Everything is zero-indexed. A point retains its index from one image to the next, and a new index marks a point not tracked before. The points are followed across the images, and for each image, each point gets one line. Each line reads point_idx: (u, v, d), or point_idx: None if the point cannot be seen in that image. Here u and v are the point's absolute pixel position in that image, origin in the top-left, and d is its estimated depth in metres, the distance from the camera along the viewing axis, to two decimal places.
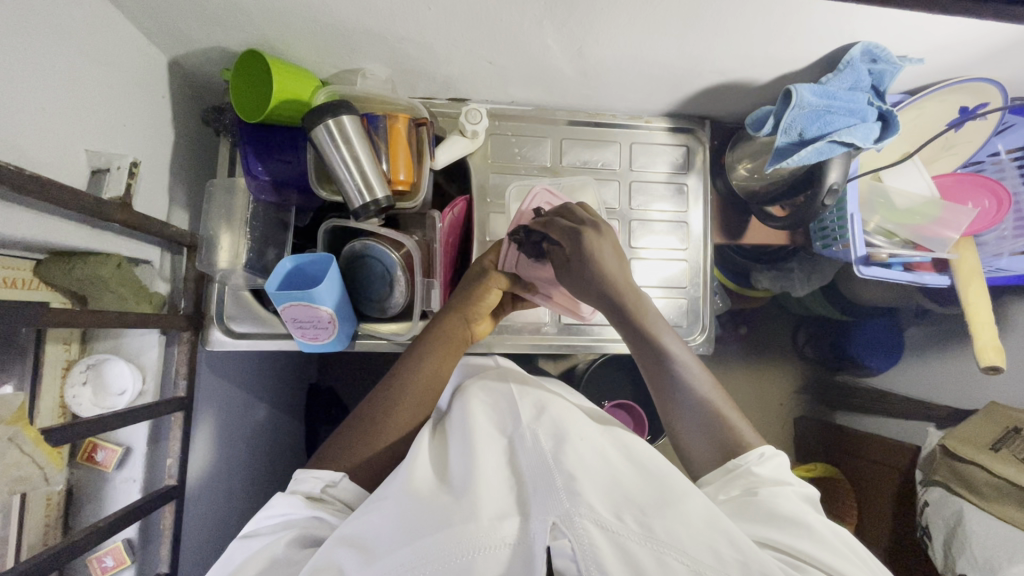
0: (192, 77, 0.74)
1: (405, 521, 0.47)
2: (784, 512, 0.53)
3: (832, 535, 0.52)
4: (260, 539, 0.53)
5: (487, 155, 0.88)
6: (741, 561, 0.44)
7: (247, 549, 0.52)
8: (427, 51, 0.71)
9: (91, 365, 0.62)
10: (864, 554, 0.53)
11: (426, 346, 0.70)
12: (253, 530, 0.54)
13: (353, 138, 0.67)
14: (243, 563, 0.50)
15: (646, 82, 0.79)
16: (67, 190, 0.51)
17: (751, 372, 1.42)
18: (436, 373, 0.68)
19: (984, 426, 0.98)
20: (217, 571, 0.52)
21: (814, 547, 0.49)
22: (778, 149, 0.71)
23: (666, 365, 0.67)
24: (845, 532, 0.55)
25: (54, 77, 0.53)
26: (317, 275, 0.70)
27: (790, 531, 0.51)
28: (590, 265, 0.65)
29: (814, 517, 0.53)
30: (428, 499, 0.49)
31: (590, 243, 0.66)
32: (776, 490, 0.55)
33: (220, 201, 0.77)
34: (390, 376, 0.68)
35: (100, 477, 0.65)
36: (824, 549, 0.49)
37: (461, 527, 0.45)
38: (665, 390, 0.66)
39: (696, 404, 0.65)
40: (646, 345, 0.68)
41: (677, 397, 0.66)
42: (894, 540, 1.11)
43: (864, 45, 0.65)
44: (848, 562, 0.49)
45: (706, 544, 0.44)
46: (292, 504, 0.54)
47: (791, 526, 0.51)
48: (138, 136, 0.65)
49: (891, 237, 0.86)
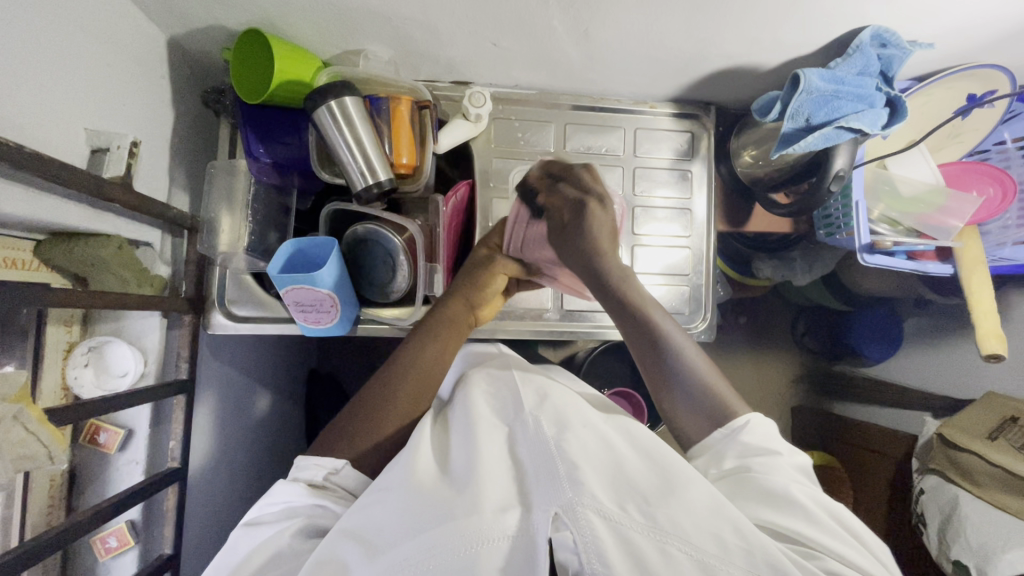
0: (192, 57, 0.73)
1: (408, 514, 0.47)
2: (777, 488, 0.52)
3: (827, 513, 0.51)
4: (264, 529, 0.53)
5: (490, 139, 0.87)
6: (745, 550, 0.44)
7: (253, 539, 0.52)
8: (431, 32, 0.69)
9: (93, 348, 0.62)
10: (859, 529, 0.52)
11: (429, 330, 0.70)
12: (257, 517, 0.54)
13: (355, 120, 0.66)
14: (249, 555, 0.51)
15: (652, 66, 0.78)
16: (68, 169, 0.50)
17: (749, 361, 1.44)
18: (442, 356, 0.68)
19: (981, 415, 0.98)
20: (223, 556, 0.53)
21: (810, 530, 0.49)
22: (784, 135, 0.70)
23: (662, 351, 0.66)
24: (842, 505, 0.54)
25: (52, 53, 0.52)
26: (318, 258, 0.69)
27: (786, 512, 0.50)
28: (585, 233, 0.73)
29: (808, 495, 0.52)
30: (431, 492, 0.49)
31: (593, 214, 0.73)
32: (769, 464, 0.55)
33: (221, 184, 0.75)
34: (391, 361, 0.67)
35: (101, 460, 0.65)
36: (820, 531, 0.49)
37: (464, 521, 0.45)
38: (663, 377, 0.65)
39: (695, 385, 0.63)
40: (640, 326, 0.68)
41: (674, 381, 0.64)
42: (887, 526, 1.12)
43: (874, 29, 0.64)
44: (847, 543, 0.48)
45: (710, 533, 0.45)
46: (294, 492, 0.55)
47: (788, 506, 0.50)
48: (138, 116, 0.65)
49: (895, 225, 0.85)
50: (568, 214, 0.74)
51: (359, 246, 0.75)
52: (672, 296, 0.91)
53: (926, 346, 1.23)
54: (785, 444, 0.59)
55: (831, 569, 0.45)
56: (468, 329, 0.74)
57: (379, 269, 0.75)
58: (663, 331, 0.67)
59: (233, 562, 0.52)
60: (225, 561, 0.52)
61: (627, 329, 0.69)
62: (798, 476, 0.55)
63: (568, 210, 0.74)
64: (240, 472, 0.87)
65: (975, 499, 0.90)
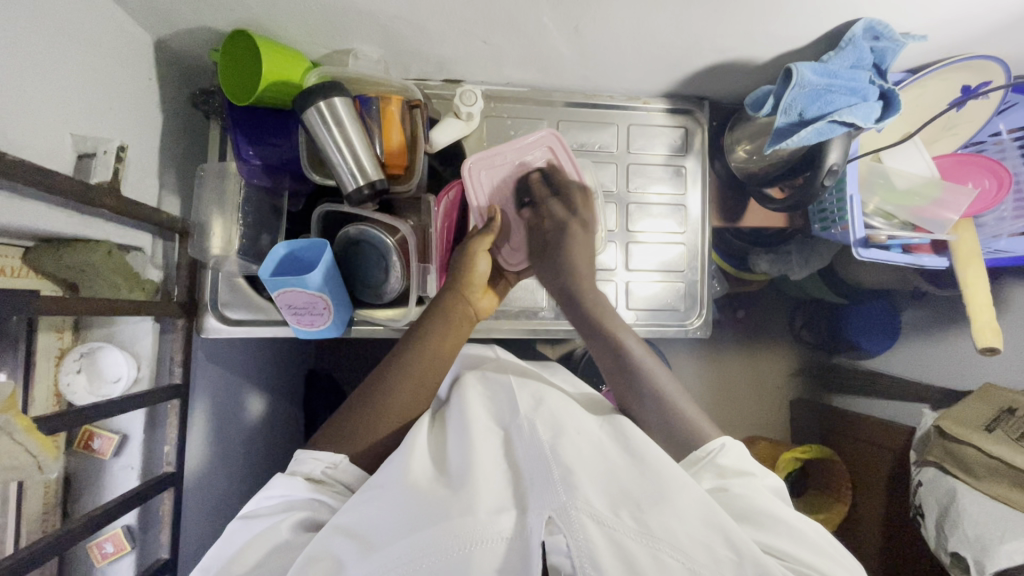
0: (179, 59, 0.72)
1: (402, 515, 0.47)
2: (765, 508, 0.53)
3: (811, 531, 0.53)
4: (261, 520, 0.53)
5: (482, 138, 0.87)
6: (735, 561, 0.44)
7: (249, 530, 0.52)
8: (420, 30, 0.69)
9: (85, 354, 0.62)
10: (838, 546, 0.54)
11: (429, 319, 0.69)
12: (254, 510, 0.55)
13: (345, 120, 0.66)
14: (246, 545, 0.51)
15: (645, 61, 0.77)
16: (53, 176, 0.49)
17: (747, 356, 1.44)
18: (441, 348, 0.67)
19: (978, 407, 0.98)
20: (214, 551, 0.52)
21: (794, 548, 0.50)
22: (777, 130, 0.70)
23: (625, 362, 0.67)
24: (817, 524, 0.55)
25: (35, 57, 0.51)
26: (311, 261, 0.69)
27: (771, 531, 0.51)
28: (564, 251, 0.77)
29: (794, 516, 0.53)
30: (426, 494, 0.49)
31: (576, 233, 0.79)
32: (750, 485, 0.56)
33: (212, 186, 0.75)
34: (393, 354, 0.67)
35: (96, 466, 0.65)
36: (802, 548, 0.50)
37: (458, 521, 0.45)
38: (625, 380, 0.66)
39: (654, 397, 0.64)
40: (600, 337, 0.70)
41: (637, 390, 0.65)
42: (886, 518, 1.13)
43: (866, 22, 0.63)
44: (828, 560, 0.50)
45: (702, 542, 0.45)
46: (293, 486, 0.55)
47: (774, 526, 0.51)
48: (125, 120, 0.64)
49: (890, 219, 0.85)
50: (553, 226, 0.79)
51: (352, 247, 0.74)
52: (668, 293, 0.91)
53: (924, 337, 1.23)
54: (757, 465, 0.60)
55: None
56: (473, 321, 0.73)
57: (373, 270, 0.74)
58: (627, 344, 0.69)
59: (226, 553, 0.51)
60: (219, 552, 0.52)
61: (597, 353, 0.70)
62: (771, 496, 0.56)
63: (552, 224, 0.78)
64: (237, 475, 0.87)
65: (972, 490, 0.90)
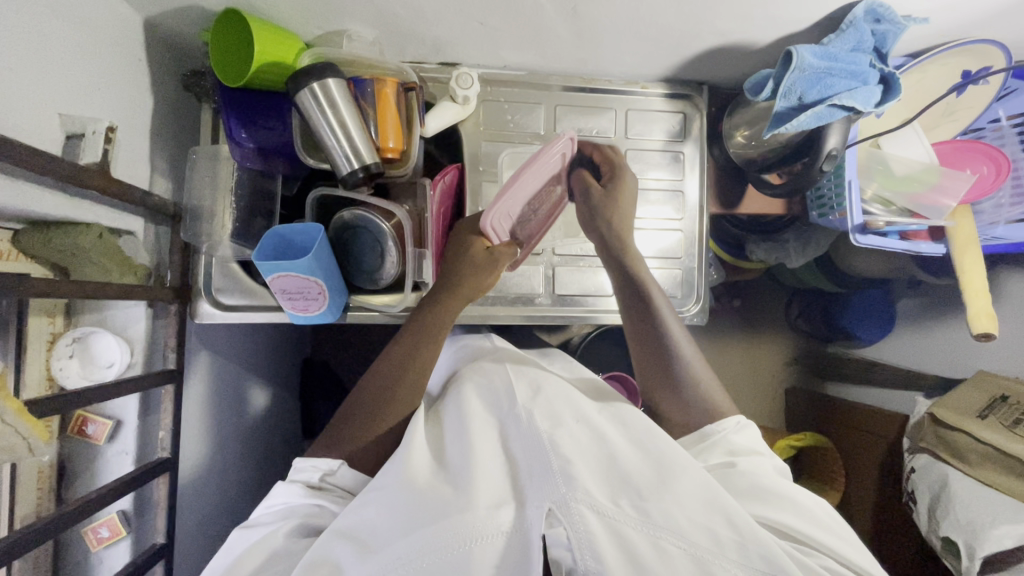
0: (170, 39, 0.71)
1: (403, 510, 0.47)
2: (768, 484, 0.54)
3: (814, 505, 0.54)
4: (261, 528, 0.53)
5: (479, 122, 0.86)
6: (737, 542, 0.45)
7: (247, 538, 0.53)
8: (417, 11, 0.68)
9: (77, 339, 0.61)
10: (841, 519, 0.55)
11: (422, 327, 0.66)
12: (254, 519, 0.55)
13: (339, 102, 0.65)
14: (243, 555, 0.51)
15: (644, 44, 0.76)
16: (41, 155, 0.48)
17: (743, 344, 1.45)
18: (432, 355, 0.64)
19: (971, 395, 0.99)
20: (217, 559, 0.52)
21: (800, 523, 0.51)
22: (777, 114, 0.69)
23: (655, 337, 0.66)
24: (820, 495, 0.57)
25: (21, 32, 0.50)
26: (305, 245, 0.68)
27: (777, 507, 0.52)
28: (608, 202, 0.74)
29: (797, 492, 0.55)
30: (426, 488, 0.49)
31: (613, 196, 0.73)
32: (753, 459, 0.58)
33: (204, 170, 0.74)
34: (381, 362, 0.65)
35: (91, 451, 0.65)
36: (810, 524, 0.51)
37: (458, 518, 0.45)
38: (653, 370, 0.66)
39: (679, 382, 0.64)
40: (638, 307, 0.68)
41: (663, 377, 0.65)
42: (878, 503, 1.13)
43: (869, 4, 0.62)
44: (836, 537, 0.52)
45: (704, 526, 0.45)
46: (292, 493, 0.55)
47: (781, 502, 0.53)
48: (113, 100, 0.63)
49: (887, 205, 0.85)
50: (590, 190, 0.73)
51: (347, 231, 0.73)
52: (665, 280, 0.91)
53: (919, 325, 1.24)
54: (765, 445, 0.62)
55: (830, 564, 0.48)
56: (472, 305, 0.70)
57: (368, 254, 0.74)
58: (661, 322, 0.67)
59: (226, 561, 0.52)
60: (220, 560, 0.52)
61: (636, 323, 0.69)
62: (775, 473, 0.57)
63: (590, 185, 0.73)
64: (232, 460, 0.87)
65: (965, 476, 0.91)
